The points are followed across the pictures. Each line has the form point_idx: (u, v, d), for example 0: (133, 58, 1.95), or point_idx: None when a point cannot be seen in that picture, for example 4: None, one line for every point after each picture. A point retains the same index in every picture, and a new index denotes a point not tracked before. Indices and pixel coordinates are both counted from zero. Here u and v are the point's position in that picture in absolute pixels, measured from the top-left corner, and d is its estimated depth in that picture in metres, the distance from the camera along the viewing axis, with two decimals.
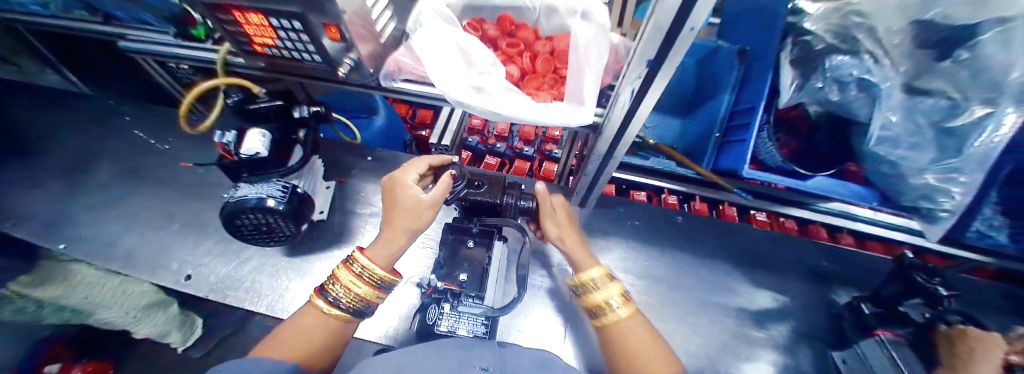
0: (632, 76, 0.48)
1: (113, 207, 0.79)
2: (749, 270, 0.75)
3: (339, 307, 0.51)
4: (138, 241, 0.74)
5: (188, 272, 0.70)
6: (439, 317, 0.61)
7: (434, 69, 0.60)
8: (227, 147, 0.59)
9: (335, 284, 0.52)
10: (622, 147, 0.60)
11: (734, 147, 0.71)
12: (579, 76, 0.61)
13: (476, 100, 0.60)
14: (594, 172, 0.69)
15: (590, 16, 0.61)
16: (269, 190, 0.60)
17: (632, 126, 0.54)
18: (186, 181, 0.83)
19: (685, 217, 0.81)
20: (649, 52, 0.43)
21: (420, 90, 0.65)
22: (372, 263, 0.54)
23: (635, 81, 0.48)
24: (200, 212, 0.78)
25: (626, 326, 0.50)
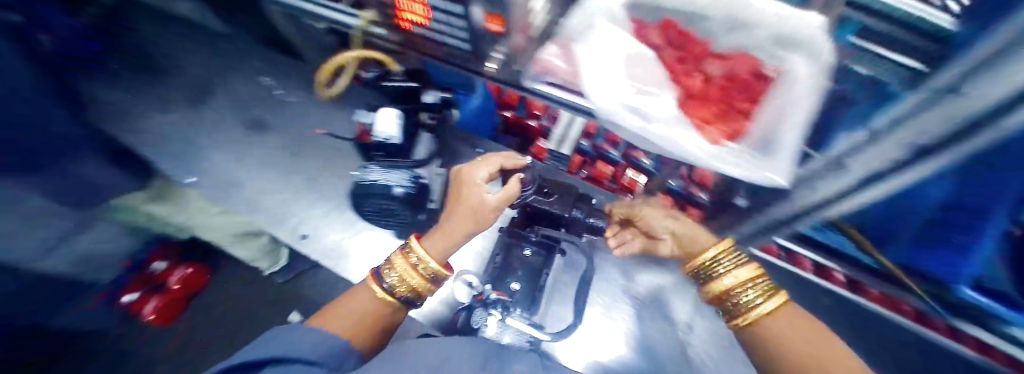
0: (891, 144, 0.41)
1: (239, 150, 0.85)
2: None
3: (391, 292, 0.48)
4: (259, 189, 0.79)
5: (303, 233, 0.73)
6: (485, 320, 0.57)
7: (598, 83, 0.52)
8: (369, 129, 0.61)
9: (391, 270, 0.49)
10: (823, 210, 0.57)
11: (941, 252, 0.64)
12: (780, 121, 0.52)
13: (645, 129, 0.52)
14: (759, 226, 0.67)
15: (804, 49, 0.51)
16: (399, 178, 0.60)
17: (864, 192, 0.49)
18: (306, 140, 0.87)
19: None
20: (943, 128, 0.36)
21: (566, 98, 0.57)
22: (428, 256, 0.49)
23: (887, 156, 0.43)
24: (317, 172, 0.81)
25: (761, 323, 0.43)
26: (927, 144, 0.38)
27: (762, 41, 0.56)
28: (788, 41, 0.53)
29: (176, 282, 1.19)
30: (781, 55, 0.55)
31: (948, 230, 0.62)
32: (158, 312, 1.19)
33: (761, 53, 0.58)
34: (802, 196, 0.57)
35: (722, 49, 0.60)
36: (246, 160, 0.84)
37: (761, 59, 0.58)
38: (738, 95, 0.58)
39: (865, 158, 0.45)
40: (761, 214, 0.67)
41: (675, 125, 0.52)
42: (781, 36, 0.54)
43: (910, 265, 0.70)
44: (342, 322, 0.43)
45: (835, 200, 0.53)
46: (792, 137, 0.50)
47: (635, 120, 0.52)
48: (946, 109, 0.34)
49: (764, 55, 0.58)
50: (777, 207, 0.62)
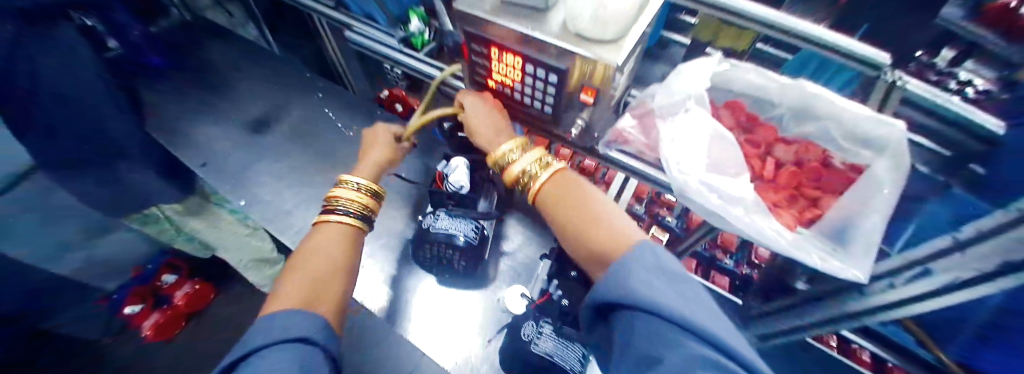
0: (964, 260, 0.43)
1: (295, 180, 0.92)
2: None
3: (350, 216, 0.57)
4: (311, 220, 0.84)
5: None
6: (537, 334, 0.56)
7: (682, 160, 0.53)
8: (444, 176, 0.61)
9: (339, 199, 0.59)
10: (888, 315, 0.55)
11: (1006, 357, 0.54)
12: (858, 215, 0.53)
13: (727, 211, 0.51)
14: (819, 318, 0.65)
15: (885, 150, 0.52)
16: (464, 229, 0.59)
17: (931, 302, 0.49)
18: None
19: None
20: (1011, 255, 0.37)
21: (638, 167, 0.59)
22: (362, 180, 0.62)
23: (963, 271, 0.43)
24: None
25: (547, 187, 0.49)
26: (997, 269, 0.40)
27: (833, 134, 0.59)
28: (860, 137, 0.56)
29: (181, 298, 1.32)
30: (852, 149, 0.58)
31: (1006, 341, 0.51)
32: (158, 328, 1.29)
33: (830, 143, 0.60)
34: (870, 298, 0.56)
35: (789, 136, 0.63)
36: (297, 188, 0.90)
37: (829, 150, 0.60)
38: (808, 181, 0.59)
39: (943, 267, 0.45)
40: (819, 309, 0.65)
41: (753, 209, 0.52)
42: (855, 133, 0.55)
43: (981, 368, 0.59)
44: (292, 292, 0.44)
45: (907, 307, 0.52)
46: (871, 234, 0.51)
47: (715, 200, 0.52)
48: (1016, 235, 0.36)
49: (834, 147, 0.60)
50: (840, 303, 0.61)
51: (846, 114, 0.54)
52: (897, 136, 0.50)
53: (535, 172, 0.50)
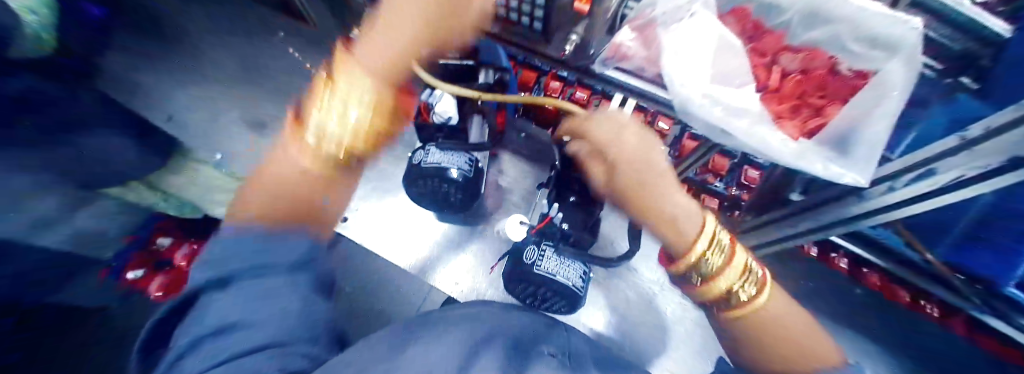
0: (964, 159, 0.38)
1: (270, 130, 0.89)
2: None
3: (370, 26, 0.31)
4: None
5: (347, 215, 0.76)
6: (539, 257, 0.54)
7: (682, 68, 0.49)
8: (427, 106, 0.55)
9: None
10: (879, 221, 0.52)
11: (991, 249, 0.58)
12: (863, 120, 0.49)
13: (733, 124, 0.49)
14: (800, 231, 0.65)
15: (899, 50, 0.48)
16: (459, 161, 0.57)
17: (924, 205, 0.46)
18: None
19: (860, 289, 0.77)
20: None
21: (640, 87, 0.59)
22: None
23: (969, 169, 0.38)
24: None
25: (762, 311, 0.30)
26: (1008, 163, 0.35)
27: (840, 35, 0.55)
28: (869, 37, 0.52)
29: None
30: (858, 50, 0.54)
31: (991, 235, 0.57)
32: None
33: (835, 47, 0.56)
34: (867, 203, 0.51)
35: (799, 41, 0.59)
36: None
37: (835, 55, 0.56)
38: (811, 89, 0.57)
39: (946, 167, 0.40)
40: (813, 218, 0.61)
41: (759, 122, 0.51)
42: (867, 34, 0.51)
43: (965, 268, 0.65)
44: (299, 115, 0.26)
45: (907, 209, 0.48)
46: (871, 135, 0.47)
47: (719, 112, 0.49)
48: (1023, 131, 0.32)
49: (839, 51, 0.56)
50: (839, 209, 0.55)
51: (858, 13, 0.51)
52: (910, 34, 0.47)
53: (735, 283, 0.32)
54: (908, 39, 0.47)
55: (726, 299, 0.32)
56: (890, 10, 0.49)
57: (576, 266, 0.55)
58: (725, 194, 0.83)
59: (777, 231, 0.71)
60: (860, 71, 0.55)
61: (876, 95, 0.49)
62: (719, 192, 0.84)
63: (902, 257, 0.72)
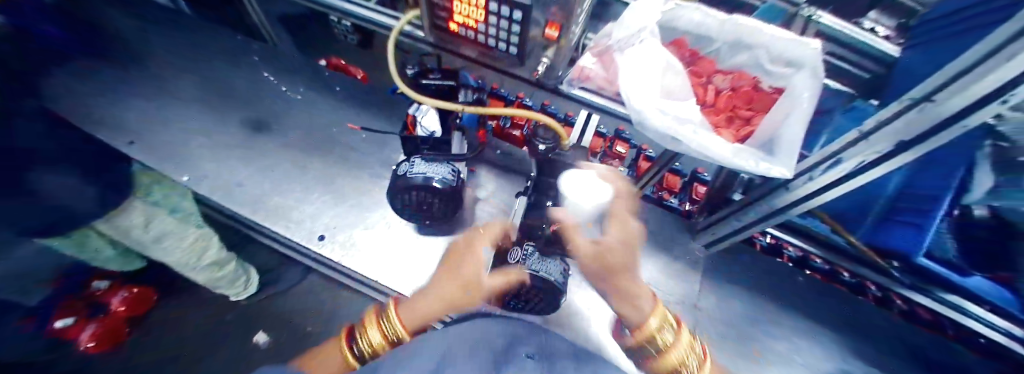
0: (864, 147, 0.47)
1: (237, 149, 0.86)
2: (833, 331, 0.80)
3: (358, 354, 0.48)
4: (261, 188, 0.80)
5: (321, 233, 0.74)
6: (524, 255, 0.57)
7: (637, 83, 0.58)
8: (414, 120, 0.62)
9: (368, 333, 0.48)
10: (803, 209, 0.62)
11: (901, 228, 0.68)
12: (780, 127, 0.60)
13: (683, 131, 0.57)
14: (742, 227, 0.72)
15: (804, 68, 0.61)
16: (441, 171, 0.60)
17: (838, 191, 0.55)
18: (321, 138, 0.90)
19: (807, 278, 0.86)
20: (911, 133, 0.42)
21: (600, 104, 0.65)
22: (403, 328, 0.48)
23: (870, 153, 0.48)
24: (331, 170, 0.84)
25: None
26: (896, 147, 0.44)
27: (760, 59, 0.67)
28: (784, 59, 0.64)
29: (121, 303, 1.17)
30: (776, 72, 0.67)
31: (903, 214, 0.67)
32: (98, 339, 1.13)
33: (759, 69, 0.68)
34: (794, 192, 0.60)
35: (726, 65, 0.71)
36: (256, 161, 0.84)
37: (757, 75, 0.69)
38: (741, 104, 0.68)
39: (852, 155, 0.49)
40: (751, 212, 0.69)
41: (700, 128, 0.59)
42: (779, 57, 0.65)
43: (883, 246, 0.74)
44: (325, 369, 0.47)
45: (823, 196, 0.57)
46: (790, 137, 0.57)
47: (668, 119, 0.58)
48: (906, 120, 0.41)
49: (761, 72, 0.69)
50: (771, 201, 0.64)
51: (772, 42, 0.64)
52: (813, 54, 0.60)
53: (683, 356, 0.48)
54: (810, 60, 0.61)
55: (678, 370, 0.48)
56: (797, 37, 0.62)
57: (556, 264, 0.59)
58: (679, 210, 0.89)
59: (723, 229, 0.77)
60: (777, 88, 0.67)
61: (790, 108, 0.60)
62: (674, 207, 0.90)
63: (833, 244, 0.82)
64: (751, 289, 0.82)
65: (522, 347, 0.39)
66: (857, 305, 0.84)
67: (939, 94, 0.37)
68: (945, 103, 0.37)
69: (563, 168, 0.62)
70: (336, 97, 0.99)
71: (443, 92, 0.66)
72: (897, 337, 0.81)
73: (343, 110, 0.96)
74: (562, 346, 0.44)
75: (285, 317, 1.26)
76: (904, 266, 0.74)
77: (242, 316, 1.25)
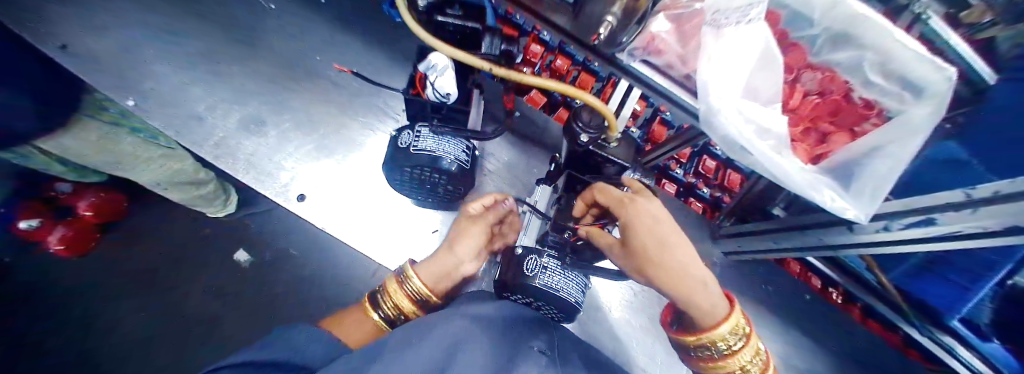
0: (966, 216, 0.39)
1: (198, 67, 0.70)
2: (816, 346, 0.83)
3: (382, 316, 0.51)
4: (234, 127, 0.69)
5: (301, 193, 0.68)
6: (542, 267, 0.51)
7: (719, 76, 0.44)
8: (424, 78, 0.46)
9: (386, 295, 0.51)
10: (858, 250, 0.56)
11: (941, 282, 0.71)
12: (870, 156, 0.49)
13: (761, 149, 0.45)
14: (782, 248, 0.67)
15: (922, 93, 0.48)
16: (454, 149, 0.49)
17: (909, 246, 0.49)
18: (298, 68, 0.76)
19: (811, 298, 0.87)
20: None
21: (662, 86, 0.50)
22: (422, 285, 0.51)
23: (971, 226, 0.40)
24: (317, 114, 0.74)
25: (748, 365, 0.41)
26: (1007, 228, 0.36)
27: (864, 63, 0.54)
28: (900, 74, 0.50)
29: (87, 208, 1.02)
30: (877, 83, 0.54)
31: (947, 272, 0.69)
32: (70, 242, 1.02)
33: (855, 75, 0.56)
34: (858, 236, 0.53)
35: (817, 60, 0.58)
36: (221, 86, 0.71)
37: (851, 81, 0.58)
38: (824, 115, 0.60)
39: (949, 219, 0.41)
40: (794, 238, 0.64)
41: (782, 146, 0.48)
42: (893, 65, 0.50)
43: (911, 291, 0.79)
44: (357, 325, 0.49)
45: (893, 245, 0.51)
46: (878, 175, 0.47)
47: (749, 132, 0.45)
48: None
49: (857, 79, 0.57)
50: (826, 235, 0.58)
51: (893, 46, 0.48)
52: (941, 81, 0.45)
53: (747, 363, 0.40)
54: (932, 82, 0.47)
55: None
56: (928, 50, 0.45)
57: (574, 279, 0.54)
58: (682, 180, 0.99)
59: (759, 245, 0.73)
60: (868, 101, 0.57)
61: (897, 135, 0.47)
62: (676, 178, 1.00)
63: (856, 274, 0.86)
64: (746, 296, 0.83)
65: (535, 342, 0.43)
66: (838, 320, 0.87)
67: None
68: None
69: (601, 163, 0.52)
70: (321, 16, 0.82)
71: (463, 38, 0.50)
72: (873, 356, 0.84)
73: (328, 35, 0.80)
74: (567, 347, 0.47)
75: (267, 240, 1.15)
76: (933, 324, 0.80)
77: (224, 234, 1.14)
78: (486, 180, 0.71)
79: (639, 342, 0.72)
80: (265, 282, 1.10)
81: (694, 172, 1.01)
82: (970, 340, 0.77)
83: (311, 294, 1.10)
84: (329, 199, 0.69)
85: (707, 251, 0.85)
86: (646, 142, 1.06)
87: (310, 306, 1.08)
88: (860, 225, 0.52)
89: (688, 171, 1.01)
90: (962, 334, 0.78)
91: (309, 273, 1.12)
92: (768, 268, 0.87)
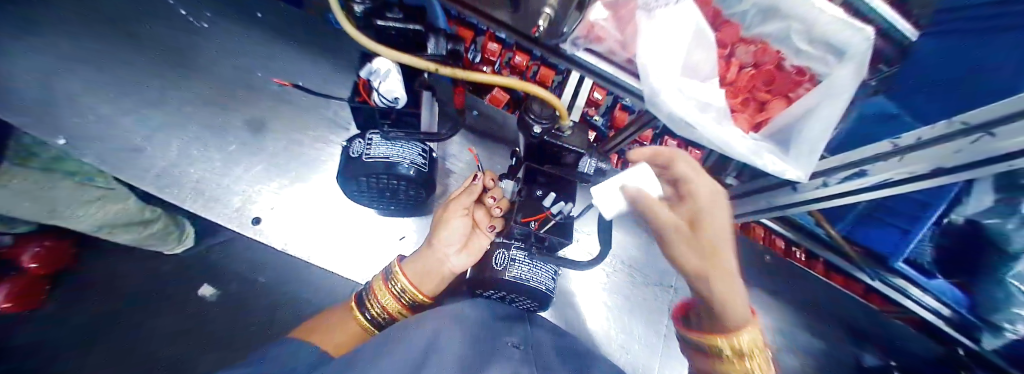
0: (896, 165, 0.44)
1: (129, 95, 0.66)
2: (782, 302, 0.89)
3: (368, 317, 0.50)
4: (177, 155, 0.65)
5: (257, 216, 0.65)
6: (511, 260, 0.53)
7: (658, 58, 0.46)
8: (368, 85, 0.45)
9: (373, 298, 0.50)
10: (801, 208, 0.61)
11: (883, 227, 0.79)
12: (803, 120, 0.53)
13: (705, 123, 0.48)
14: (739, 213, 0.70)
15: (845, 55, 0.54)
16: (410, 153, 0.48)
17: (844, 198, 0.54)
18: (242, 87, 0.73)
19: (773, 258, 0.93)
20: (954, 161, 0.39)
21: (608, 71, 0.51)
22: (410, 284, 0.50)
23: (897, 174, 0.45)
24: (267, 132, 0.71)
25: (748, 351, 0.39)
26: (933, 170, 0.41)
27: (792, 36, 0.58)
28: (822, 42, 0.55)
29: (32, 261, 0.88)
30: (805, 51, 0.59)
31: (887, 216, 0.76)
32: (22, 300, 0.89)
33: (785, 45, 0.60)
34: (802, 194, 0.57)
35: (749, 34, 0.62)
36: (153, 113, 0.66)
37: (783, 50, 0.61)
38: (761, 85, 0.64)
39: (880, 170, 0.46)
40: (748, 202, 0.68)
41: (723, 118, 0.51)
42: (813, 34, 0.55)
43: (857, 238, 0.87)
44: (338, 331, 0.47)
45: (831, 200, 0.55)
46: (812, 137, 0.50)
47: (692, 108, 0.48)
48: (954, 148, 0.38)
49: (787, 49, 0.61)
50: (775, 197, 0.62)
51: (817, 18, 0.52)
52: (862, 45, 0.52)
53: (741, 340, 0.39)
54: (855, 45, 0.52)
55: (732, 357, 0.38)
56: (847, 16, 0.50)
57: (546, 267, 0.56)
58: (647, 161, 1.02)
59: None
60: (800, 68, 0.61)
61: (822, 97, 0.52)
62: (641, 159, 1.04)
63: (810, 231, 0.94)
64: None
65: (509, 337, 0.43)
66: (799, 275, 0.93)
67: (1004, 128, 0.33)
68: (1007, 139, 0.33)
69: (558, 152, 0.53)
70: (262, 32, 0.78)
71: (407, 41, 0.50)
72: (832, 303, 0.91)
73: (271, 51, 0.77)
74: (544, 339, 0.49)
75: (233, 271, 1.05)
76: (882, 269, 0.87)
77: (180, 272, 1.03)
78: (449, 177, 0.71)
79: (619, 320, 0.74)
80: (236, 316, 1.01)
81: None
82: (918, 280, 0.84)
83: (286, 323, 1.01)
84: (287, 218, 0.67)
85: None
86: (609, 127, 1.09)
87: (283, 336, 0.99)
88: (800, 185, 0.56)
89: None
90: (910, 276, 0.84)
91: (282, 299, 1.04)
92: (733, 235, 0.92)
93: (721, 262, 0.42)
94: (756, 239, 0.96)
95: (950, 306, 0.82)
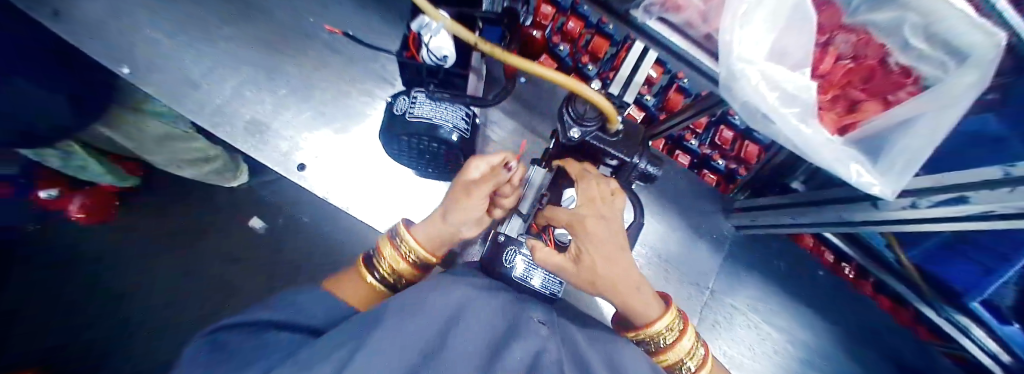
0: (1004, 196, 0.35)
1: (189, 31, 0.68)
2: (819, 318, 0.84)
3: (378, 278, 0.51)
4: (232, 95, 0.67)
5: (302, 162, 0.67)
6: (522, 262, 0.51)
7: (743, 35, 0.39)
8: (417, 39, 0.43)
9: (381, 258, 0.52)
10: (880, 228, 0.53)
11: (959, 264, 0.68)
12: (906, 128, 0.44)
13: (786, 118, 0.42)
14: (803, 222, 0.64)
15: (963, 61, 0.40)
16: (454, 117, 0.47)
17: (932, 224, 0.45)
18: (295, 32, 0.73)
19: (825, 274, 0.86)
20: None
21: (679, 45, 0.45)
22: (417, 245, 0.51)
23: (1003, 206, 0.36)
24: (315, 79, 0.71)
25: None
26: None
27: (904, 27, 0.43)
28: (942, 40, 0.40)
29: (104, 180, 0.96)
30: (917, 47, 0.44)
31: (971, 253, 0.64)
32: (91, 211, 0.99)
33: (893, 38, 0.46)
34: (884, 211, 0.50)
35: (852, 20, 0.47)
36: (212, 51, 0.68)
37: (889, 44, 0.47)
38: (857, 82, 0.54)
39: (981, 199, 0.38)
40: (812, 214, 0.61)
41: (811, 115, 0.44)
42: (930, 28, 0.40)
43: (930, 269, 0.75)
44: (354, 283, 0.49)
45: (920, 225, 0.47)
46: (913, 149, 0.43)
47: (773, 98, 0.41)
48: None
49: (896, 42, 0.46)
50: (847, 211, 0.55)
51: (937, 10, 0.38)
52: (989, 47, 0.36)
53: (685, 353, 0.44)
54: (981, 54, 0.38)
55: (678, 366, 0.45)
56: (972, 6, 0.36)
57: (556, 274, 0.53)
58: (697, 153, 0.92)
59: (773, 220, 0.70)
60: (905, 68, 0.47)
61: (933, 105, 0.41)
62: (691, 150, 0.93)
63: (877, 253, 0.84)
64: (754, 268, 0.83)
65: (536, 313, 0.42)
66: (847, 294, 0.86)
67: None
68: None
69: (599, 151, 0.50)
70: None
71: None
72: (876, 326, 0.85)
73: None
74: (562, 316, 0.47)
75: (282, 208, 1.13)
76: (952, 305, 0.78)
77: (230, 205, 1.11)
78: (491, 143, 0.71)
79: None
80: (280, 248, 1.10)
81: (709, 144, 0.93)
82: (988, 323, 0.74)
83: (326, 263, 1.09)
84: (328, 167, 0.68)
85: (717, 224, 0.83)
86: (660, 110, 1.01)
87: (322, 275, 1.08)
88: (883, 200, 0.48)
89: (703, 143, 0.94)
90: (980, 316, 0.75)
91: (322, 239, 1.11)
92: (782, 242, 0.85)
93: (636, 282, 0.42)
94: (808, 250, 0.86)
95: (1012, 351, 0.73)
